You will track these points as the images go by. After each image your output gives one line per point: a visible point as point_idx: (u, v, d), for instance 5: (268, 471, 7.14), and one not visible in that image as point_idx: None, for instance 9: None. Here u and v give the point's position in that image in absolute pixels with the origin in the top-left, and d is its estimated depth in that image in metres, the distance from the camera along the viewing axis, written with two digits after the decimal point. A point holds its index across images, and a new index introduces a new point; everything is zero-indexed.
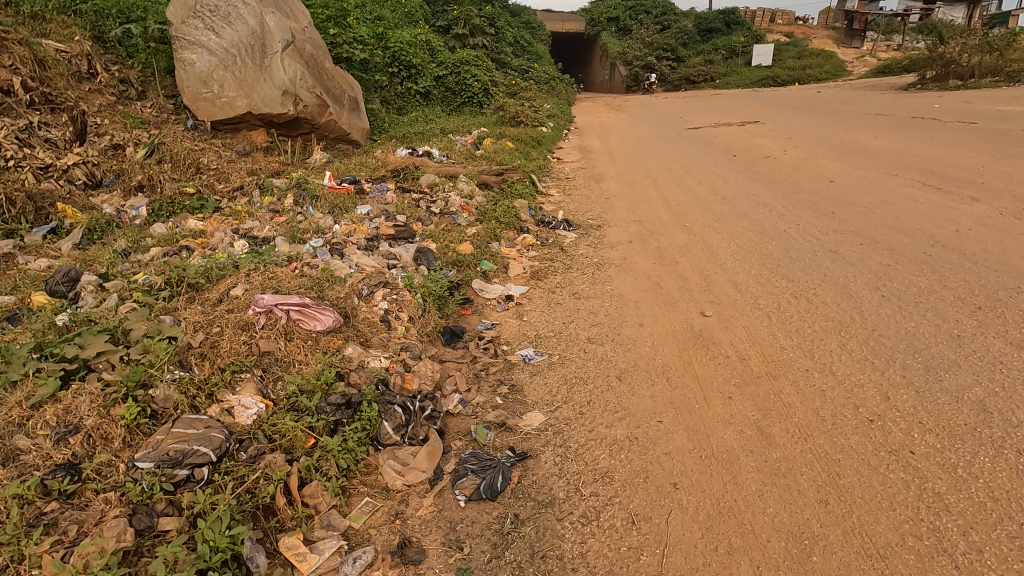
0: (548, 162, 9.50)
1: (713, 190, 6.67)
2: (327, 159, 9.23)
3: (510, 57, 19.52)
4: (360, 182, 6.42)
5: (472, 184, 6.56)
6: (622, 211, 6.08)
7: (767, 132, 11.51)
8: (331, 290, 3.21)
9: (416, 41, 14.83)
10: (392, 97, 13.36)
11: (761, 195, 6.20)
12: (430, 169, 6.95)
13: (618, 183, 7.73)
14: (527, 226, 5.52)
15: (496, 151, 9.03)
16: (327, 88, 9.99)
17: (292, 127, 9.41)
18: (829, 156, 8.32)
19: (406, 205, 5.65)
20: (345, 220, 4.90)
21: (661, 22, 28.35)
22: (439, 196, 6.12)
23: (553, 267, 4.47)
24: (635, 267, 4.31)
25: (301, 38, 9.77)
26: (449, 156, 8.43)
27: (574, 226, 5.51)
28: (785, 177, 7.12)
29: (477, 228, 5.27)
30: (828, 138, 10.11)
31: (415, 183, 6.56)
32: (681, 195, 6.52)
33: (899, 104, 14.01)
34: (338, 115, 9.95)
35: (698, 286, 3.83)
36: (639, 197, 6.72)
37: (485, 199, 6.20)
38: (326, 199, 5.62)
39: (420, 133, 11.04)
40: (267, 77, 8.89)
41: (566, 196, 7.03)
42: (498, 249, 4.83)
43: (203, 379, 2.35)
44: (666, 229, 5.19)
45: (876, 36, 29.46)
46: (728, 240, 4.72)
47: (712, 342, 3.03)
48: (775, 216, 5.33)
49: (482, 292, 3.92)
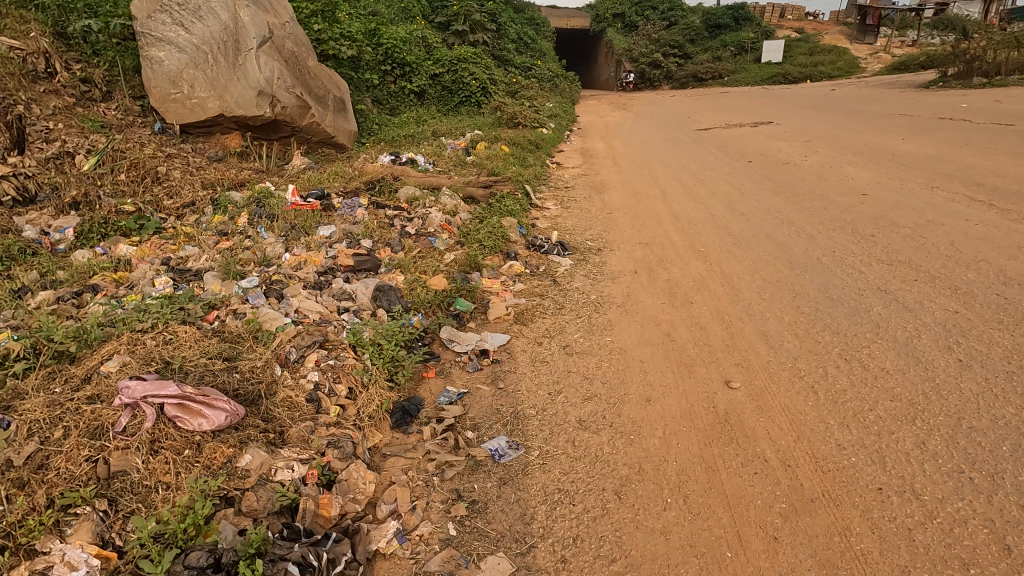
0: (546, 169, 8.75)
1: (729, 204, 5.90)
2: (307, 165, 8.54)
3: (512, 54, 18.78)
4: (329, 197, 5.69)
5: (456, 198, 5.83)
6: (626, 230, 5.33)
7: (782, 135, 10.72)
8: (245, 359, 2.49)
9: (411, 38, 14.07)
10: (384, 97, 12.68)
11: (785, 211, 5.43)
12: (411, 180, 6.23)
13: (622, 194, 6.98)
14: (515, 250, 4.77)
15: (490, 157, 8.29)
16: (309, 88, 9.27)
17: (272, 130, 8.76)
18: (855, 163, 7.53)
19: (376, 226, 4.92)
20: (300, 247, 4.19)
21: (668, 19, 27.51)
22: (417, 214, 5.39)
23: (541, 306, 3.74)
24: (640, 308, 3.56)
25: (280, 35, 9.06)
26: (437, 163, 7.71)
27: (570, 249, 4.78)
28: (809, 188, 6.35)
29: (457, 255, 4.54)
30: (851, 141, 9.33)
31: (392, 198, 5.83)
32: (693, 211, 5.77)
33: (923, 104, 13.16)
34: (321, 118, 9.23)
35: (718, 339, 3.08)
36: (645, 212, 5.96)
37: (469, 216, 5.48)
38: (285, 220, 4.90)
39: (410, 136, 10.30)
40: (240, 76, 8.20)
41: (563, 211, 6.29)
42: (479, 282, 4.10)
43: (14, 523, 1.62)
44: (677, 256, 4.44)
45: (891, 32, 28.48)
46: (753, 272, 3.96)
47: (742, 434, 2.29)
48: (804, 240, 4.57)
49: (452, 344, 3.19)
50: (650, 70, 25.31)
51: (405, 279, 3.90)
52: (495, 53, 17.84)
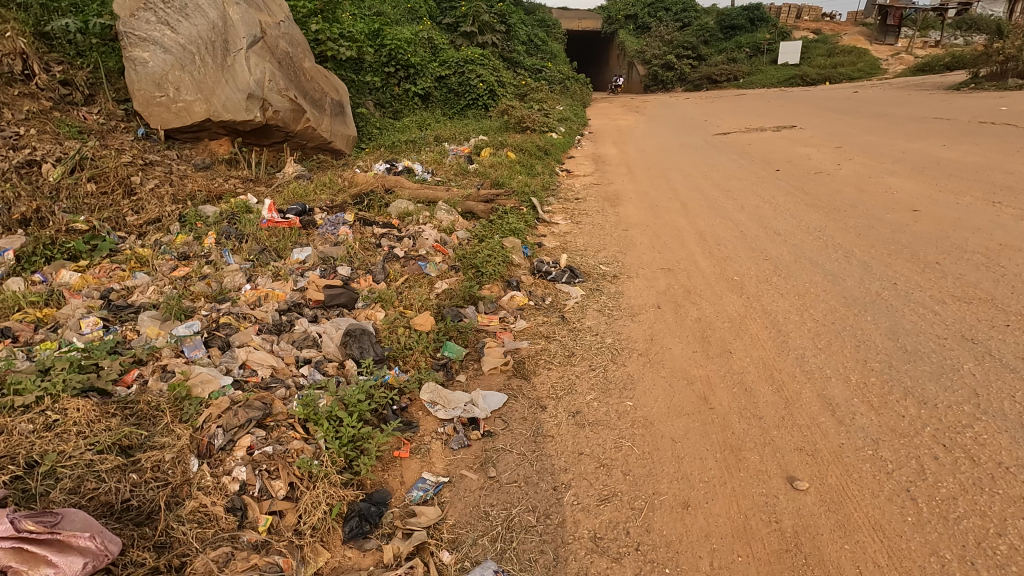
0: (556, 178, 8.14)
1: (762, 221, 5.25)
2: (300, 173, 8.00)
3: (522, 56, 18.19)
4: (312, 212, 5.09)
5: (453, 214, 5.21)
6: (645, 252, 4.68)
7: (809, 140, 10.03)
8: (152, 452, 1.89)
9: (416, 39, 13.50)
10: (386, 100, 12.13)
11: (828, 232, 4.76)
12: (405, 193, 5.64)
13: (639, 207, 6.34)
14: (518, 277, 4.16)
15: (494, 165, 7.68)
16: (304, 90, 8.71)
17: (263, 135, 8.19)
18: (896, 173, 6.84)
19: (359, 247, 4.33)
20: (266, 276, 3.59)
21: (681, 20, 26.80)
22: (409, 233, 4.78)
23: (547, 354, 3.11)
24: (667, 360, 2.92)
25: (274, 34, 8.46)
26: (437, 171, 7.11)
27: (581, 276, 4.15)
28: (850, 202, 5.67)
29: (451, 284, 3.92)
30: (887, 147, 8.61)
31: (383, 213, 5.23)
32: (720, 229, 5.11)
33: (956, 106, 12.39)
34: (317, 123, 8.67)
35: (769, 407, 2.44)
36: (666, 229, 5.31)
37: (467, 234, 4.88)
38: (257, 241, 4.30)
39: (411, 141, 9.73)
40: (228, 78, 7.62)
41: (574, 227, 5.67)
42: (474, 319, 3.48)
43: None
44: (707, 289, 3.79)
45: (912, 33, 27.60)
46: (801, 313, 3.31)
47: (819, 573, 1.68)
48: (856, 269, 3.91)
49: (434, 408, 2.56)
50: (663, 72, 24.63)
51: (385, 318, 3.29)
52: (504, 54, 17.27)
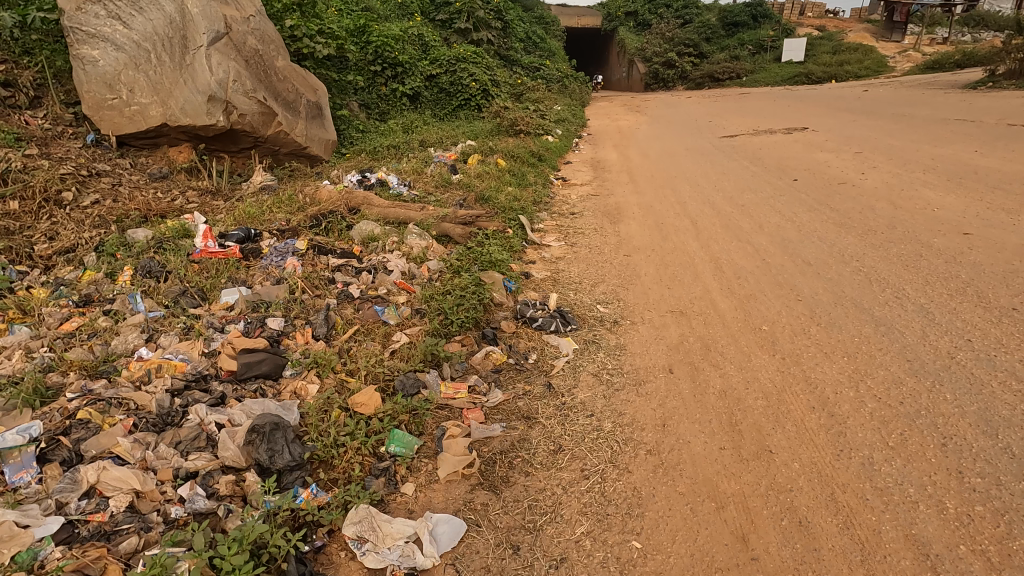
0: (549, 189, 7.38)
1: (788, 247, 4.50)
2: (268, 184, 7.25)
3: (519, 54, 17.45)
4: (258, 237, 4.33)
5: (424, 240, 4.46)
6: (652, 287, 3.93)
7: (826, 144, 9.29)
8: None
9: (404, 35, 12.74)
10: (372, 101, 11.40)
11: (868, 262, 4.03)
12: (374, 212, 4.91)
13: (642, 225, 5.58)
14: (497, 323, 3.40)
15: (481, 174, 6.91)
16: (276, 90, 7.84)
17: (229, 141, 7.37)
18: (932, 185, 6.09)
19: (305, 284, 3.58)
20: (172, 333, 2.84)
21: (683, 16, 26.03)
22: (369, 265, 4.04)
23: (527, 446, 2.37)
24: (685, 461, 2.18)
25: (243, 29, 7.57)
26: (415, 183, 6.36)
27: (574, 322, 3.41)
28: (887, 223, 4.92)
29: (411, 337, 3.17)
30: (913, 154, 7.89)
31: (343, 238, 4.47)
32: (739, 257, 4.36)
33: (978, 108, 11.62)
34: (290, 127, 7.84)
35: (837, 560, 1.74)
36: (676, 256, 4.54)
37: (440, 264, 4.15)
38: (180, 279, 3.55)
39: (393, 147, 8.97)
40: (187, 78, 6.82)
41: (568, 250, 4.94)
42: (436, 390, 2.73)
43: None
44: (731, 344, 3.05)
45: (920, 30, 26.77)
46: (855, 385, 2.57)
47: None
48: (915, 316, 3.17)
49: (362, 550, 1.85)
50: (664, 69, 23.87)
51: (318, 395, 2.54)
52: (499, 52, 16.47)
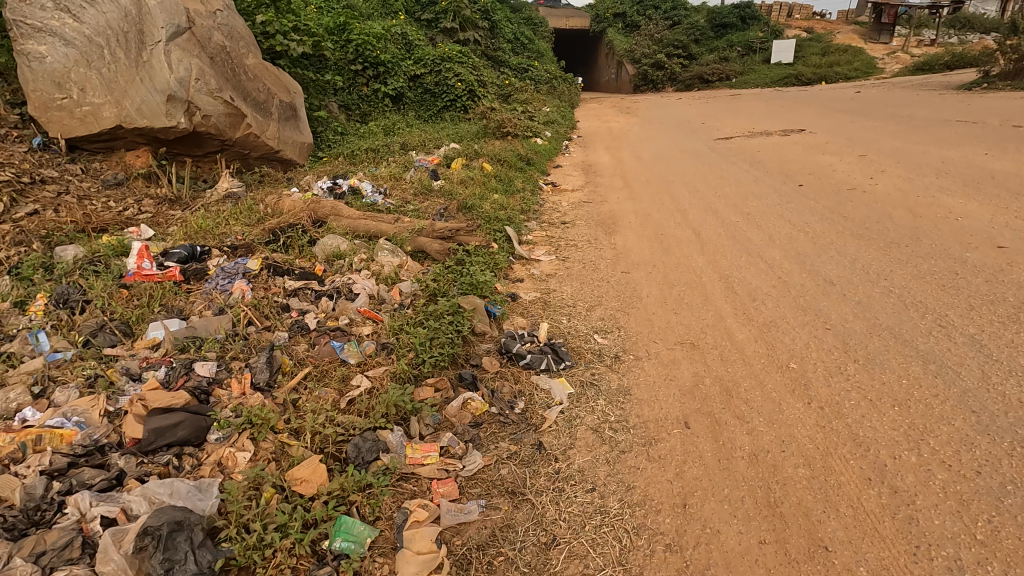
0: (539, 196, 6.88)
1: (806, 262, 4.03)
2: (234, 191, 6.66)
3: (506, 54, 17.00)
4: (205, 256, 3.77)
5: (397, 256, 3.95)
6: (657, 313, 3.44)
7: (828, 146, 8.91)
8: None
9: (387, 34, 12.23)
10: (354, 101, 10.91)
11: (897, 281, 3.59)
12: (342, 224, 4.39)
13: (642, 236, 5.09)
14: (478, 361, 2.89)
15: (464, 180, 6.41)
16: (246, 90, 7.18)
17: (193, 144, 6.72)
18: (948, 191, 5.69)
19: (251, 314, 3.04)
20: (72, 386, 2.31)
21: (672, 18, 25.67)
22: (331, 289, 3.51)
23: (511, 537, 1.88)
24: (719, 564, 1.72)
25: (208, 23, 6.94)
26: (392, 190, 5.84)
27: (569, 358, 2.90)
28: (910, 233, 4.50)
29: (375, 381, 2.65)
30: (920, 157, 7.52)
31: (305, 256, 3.93)
32: (753, 276, 3.88)
33: (977, 109, 11.31)
34: (261, 130, 7.21)
35: None
36: (681, 273, 4.06)
37: (413, 285, 3.64)
38: (102, 310, 2.97)
39: (373, 149, 8.43)
40: (145, 76, 6.11)
41: (559, 266, 4.46)
42: (399, 453, 2.22)
43: None
44: (756, 388, 2.55)
45: (907, 31, 26.69)
46: (916, 447, 2.10)
47: None
48: (970, 350, 2.71)
49: None
50: (653, 70, 23.51)
51: (248, 469, 2.02)
52: (485, 52, 15.97)
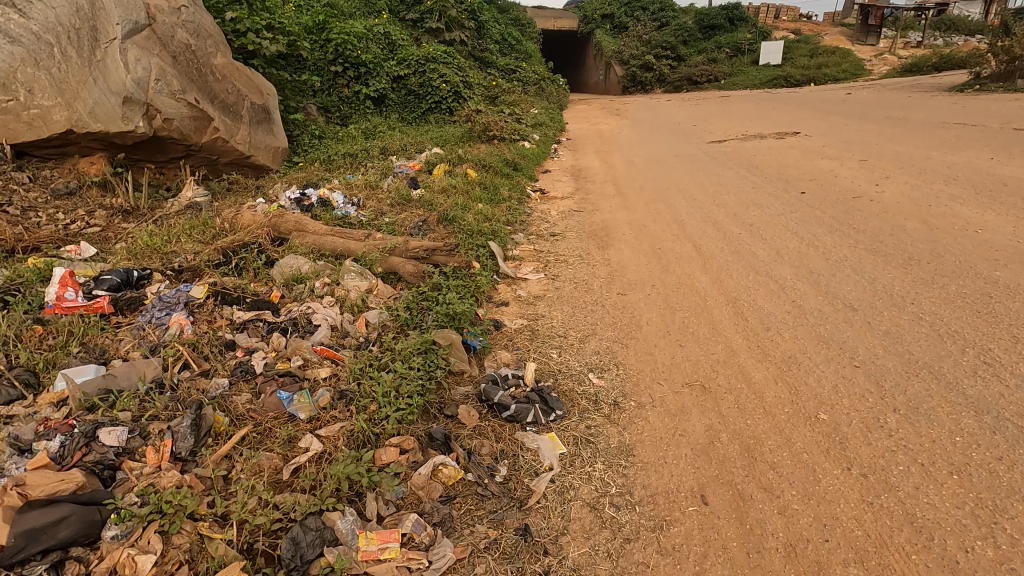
0: (526, 205, 6.46)
1: (822, 283, 3.65)
2: (200, 200, 6.16)
3: (493, 55, 16.59)
4: (144, 282, 3.30)
5: (366, 279, 3.51)
6: (659, 346, 3.03)
7: (826, 150, 8.60)
8: None
9: (368, 34, 11.74)
10: (333, 104, 10.43)
11: (927, 306, 3.21)
12: (306, 242, 3.94)
13: (638, 251, 4.68)
14: (453, 412, 2.46)
15: (446, 188, 5.97)
16: (212, 92, 6.62)
17: (155, 148, 6.16)
18: (961, 200, 5.36)
19: (187, 355, 2.60)
20: None
21: (660, 19, 25.41)
22: (286, 321, 3.06)
23: None
24: None
25: (170, 20, 6.35)
26: (367, 200, 5.40)
27: (560, 407, 2.47)
28: (929, 249, 4.14)
29: (328, 442, 2.21)
30: (924, 162, 7.22)
31: (261, 279, 3.47)
32: (765, 300, 3.48)
33: (972, 111, 11.08)
34: (229, 134, 6.68)
35: None
36: (684, 296, 3.66)
37: (381, 314, 3.19)
38: (5, 356, 2.50)
39: (350, 154, 7.96)
40: (98, 76, 5.47)
41: (548, 286, 4.05)
42: (350, 546, 1.78)
43: None
44: (783, 448, 2.15)
45: (894, 32, 26.66)
46: (988, 534, 1.72)
47: None
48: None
49: None
50: (642, 71, 23.21)
51: None
52: (471, 53, 15.52)
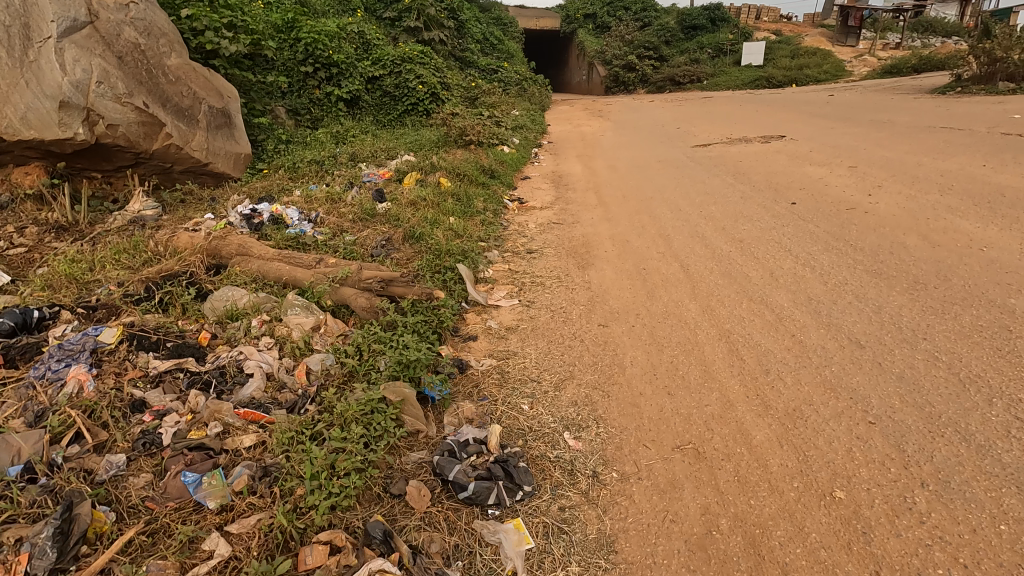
0: (502, 217, 6.04)
1: (824, 314, 3.30)
2: (149, 215, 5.51)
3: (473, 55, 16.13)
4: (48, 324, 2.83)
5: (312, 315, 3.08)
6: (645, 395, 2.65)
7: (814, 156, 8.33)
8: None
9: (341, 32, 11.21)
10: (302, 106, 9.90)
11: (941, 342, 2.88)
12: (249, 270, 3.50)
13: (622, 272, 4.29)
14: (400, 490, 2.06)
15: (415, 201, 5.53)
16: (166, 95, 5.96)
17: (101, 157, 5.53)
18: (959, 212, 5.09)
19: (79, 424, 2.14)
20: None
21: (642, 19, 25.16)
22: (212, 371, 2.62)
23: None
24: None
25: (117, 17, 5.71)
26: (328, 215, 4.95)
27: (529, 483, 2.09)
28: (935, 270, 3.83)
29: (239, 543, 1.81)
30: (915, 169, 6.97)
31: (189, 317, 3.01)
32: (763, 335, 3.12)
33: (957, 114, 10.95)
34: (182, 140, 5.95)
35: None
36: (673, 329, 3.29)
37: (325, 359, 2.77)
38: None
39: (316, 161, 7.45)
40: (31, 79, 4.93)
41: (523, 316, 3.65)
42: None
43: None
44: (795, 541, 1.80)
45: (873, 33, 26.70)
46: None
47: None
48: None
49: None
50: (625, 72, 22.93)
51: None
52: (450, 53, 15.04)
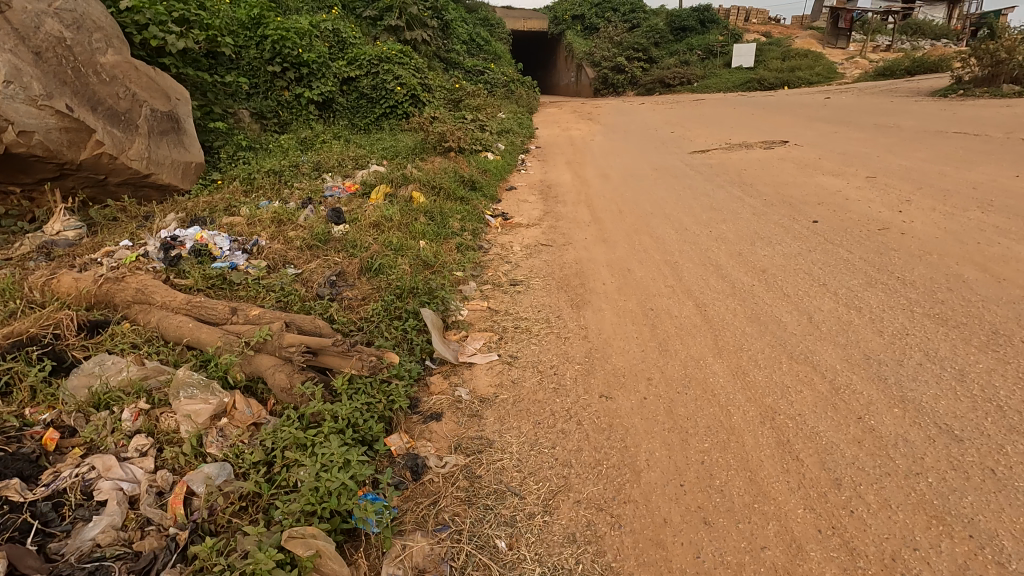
0: (483, 237, 5.23)
1: (892, 385, 2.53)
2: (69, 239, 4.53)
3: (458, 56, 15.33)
4: None
5: (211, 397, 2.24)
6: (671, 524, 1.90)
7: (825, 164, 7.63)
8: None
9: (314, 29, 10.31)
10: (268, 109, 9.00)
11: None
12: (144, 330, 2.66)
13: (626, 314, 3.51)
14: None
15: (379, 222, 4.71)
16: (97, 98, 5.02)
17: (15, 168, 4.57)
18: (1013, 235, 4.37)
19: None
20: None
21: (631, 20, 24.52)
22: (40, 502, 1.77)
23: None
24: None
25: (35, 7, 4.79)
26: (271, 242, 4.11)
27: None
28: (1013, 314, 3.10)
29: None
30: (943, 180, 6.28)
31: (40, 404, 2.18)
32: (822, 418, 2.34)
33: (967, 118, 10.34)
34: (116, 148, 4.99)
35: None
36: (700, 406, 2.50)
37: (212, 473, 1.94)
38: None
39: (274, 171, 6.51)
40: None
41: (502, 380, 2.84)
42: None
43: None
44: None
45: (864, 36, 26.30)
46: None
47: None
48: None
49: None
50: (614, 75, 22.27)
51: None
52: (433, 53, 14.22)
